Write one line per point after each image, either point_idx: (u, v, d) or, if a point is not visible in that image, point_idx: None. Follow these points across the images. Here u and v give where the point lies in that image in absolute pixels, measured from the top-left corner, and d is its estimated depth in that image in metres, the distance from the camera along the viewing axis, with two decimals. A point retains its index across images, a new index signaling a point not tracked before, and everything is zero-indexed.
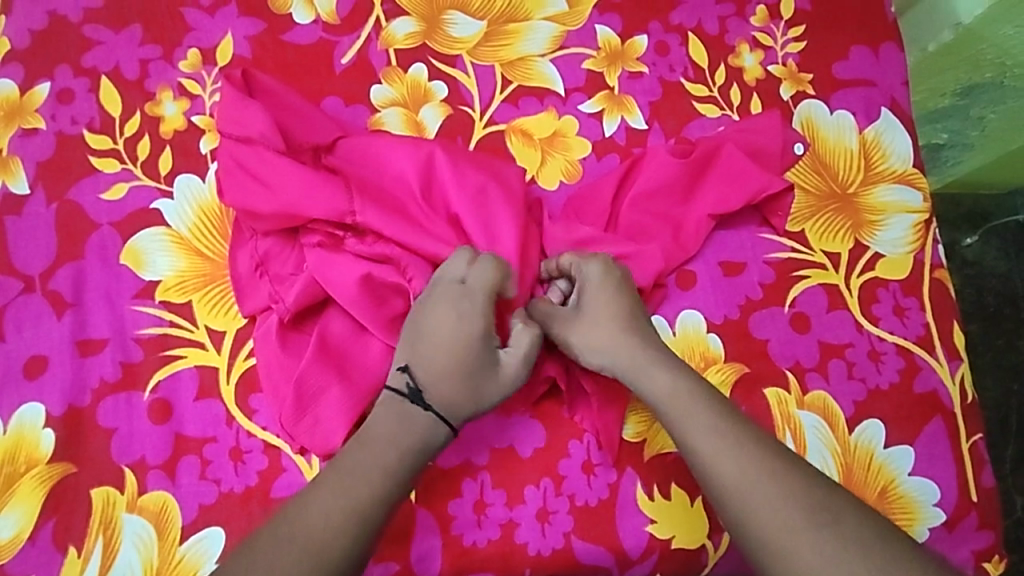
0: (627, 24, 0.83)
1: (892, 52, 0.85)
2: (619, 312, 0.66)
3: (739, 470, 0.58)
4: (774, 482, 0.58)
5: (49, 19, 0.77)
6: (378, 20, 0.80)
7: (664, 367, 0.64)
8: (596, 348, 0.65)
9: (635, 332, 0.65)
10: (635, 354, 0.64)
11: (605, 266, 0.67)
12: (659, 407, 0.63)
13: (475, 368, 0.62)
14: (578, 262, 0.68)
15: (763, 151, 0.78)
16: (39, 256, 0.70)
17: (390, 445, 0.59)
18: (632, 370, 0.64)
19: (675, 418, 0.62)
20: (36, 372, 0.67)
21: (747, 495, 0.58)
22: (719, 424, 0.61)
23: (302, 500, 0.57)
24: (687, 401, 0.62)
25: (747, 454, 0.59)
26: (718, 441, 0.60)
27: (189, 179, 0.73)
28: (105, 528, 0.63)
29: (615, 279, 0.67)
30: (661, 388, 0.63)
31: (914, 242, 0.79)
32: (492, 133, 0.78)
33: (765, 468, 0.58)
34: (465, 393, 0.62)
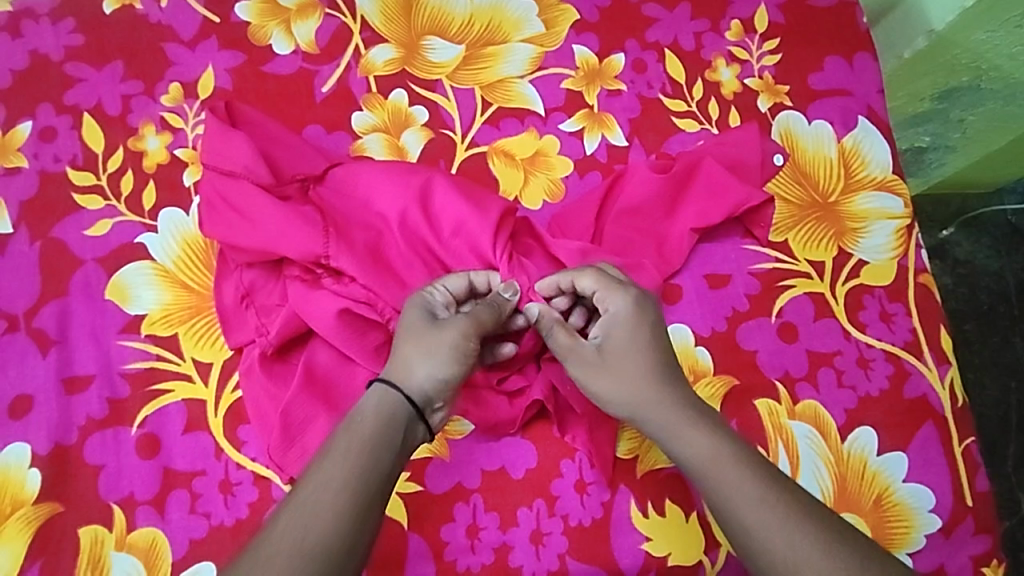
0: (604, 43, 0.84)
1: (866, 62, 0.87)
2: (647, 355, 0.62)
3: (792, 541, 0.54)
4: (822, 551, 0.54)
5: (30, 58, 0.78)
6: (358, 48, 0.81)
7: (701, 426, 0.60)
8: (624, 399, 0.61)
9: (670, 386, 0.61)
10: (670, 412, 0.60)
11: (635, 302, 0.63)
12: (695, 472, 0.59)
13: (410, 323, 0.62)
14: (605, 293, 0.63)
15: (742, 164, 0.79)
16: (23, 294, 0.70)
17: (364, 437, 0.56)
18: (667, 429, 0.60)
19: (715, 484, 0.58)
20: (22, 412, 0.66)
21: (799, 567, 0.54)
22: (766, 488, 0.56)
23: (286, 508, 0.54)
24: (727, 466, 0.58)
25: (792, 521, 0.55)
26: (767, 507, 0.56)
27: (174, 212, 0.73)
28: (93, 568, 0.63)
29: (647, 323, 0.63)
30: (702, 452, 0.58)
31: (897, 248, 0.80)
32: (474, 155, 0.79)
33: (821, 539, 0.54)
34: (407, 347, 0.61)
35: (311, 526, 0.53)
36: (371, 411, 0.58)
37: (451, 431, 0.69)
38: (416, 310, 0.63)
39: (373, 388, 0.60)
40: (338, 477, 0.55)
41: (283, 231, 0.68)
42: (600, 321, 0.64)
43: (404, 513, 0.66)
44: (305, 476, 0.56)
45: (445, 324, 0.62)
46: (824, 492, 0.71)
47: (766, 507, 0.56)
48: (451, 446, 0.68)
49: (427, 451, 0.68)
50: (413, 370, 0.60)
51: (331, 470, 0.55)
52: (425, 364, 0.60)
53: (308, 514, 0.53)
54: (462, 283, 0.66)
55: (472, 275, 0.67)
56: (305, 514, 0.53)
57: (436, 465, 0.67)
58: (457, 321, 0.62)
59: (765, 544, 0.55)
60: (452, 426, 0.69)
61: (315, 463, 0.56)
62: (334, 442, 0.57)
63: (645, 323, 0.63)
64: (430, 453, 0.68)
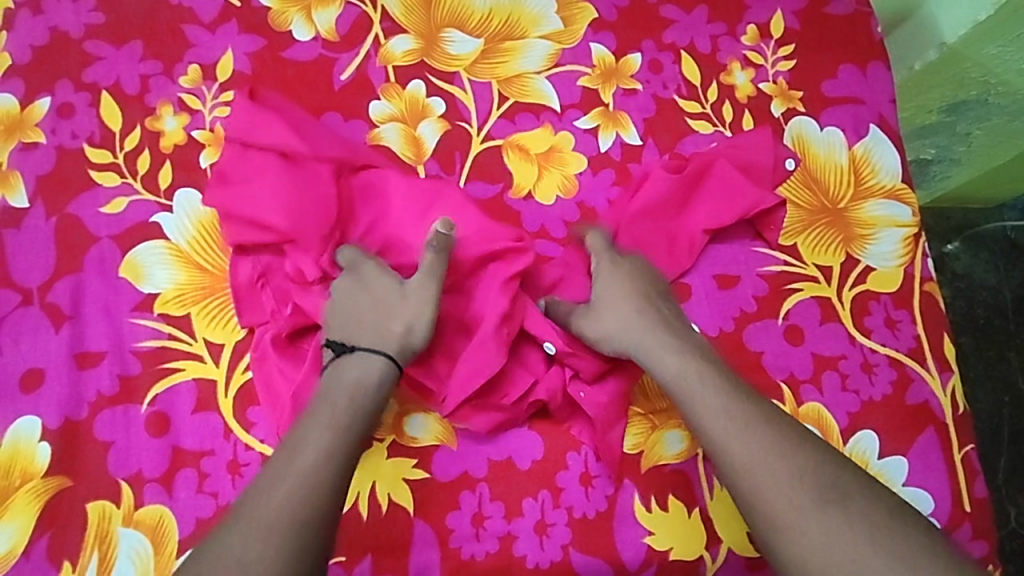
0: (621, 43, 0.85)
1: (879, 71, 0.88)
2: (630, 295, 0.69)
3: (748, 448, 0.58)
4: (779, 457, 0.58)
5: (51, 35, 0.78)
6: (377, 37, 0.81)
7: (672, 347, 0.65)
8: (608, 325, 0.68)
9: (648, 318, 0.67)
10: (651, 336, 0.66)
11: (616, 257, 0.72)
12: (667, 388, 0.64)
13: (381, 296, 0.66)
14: (593, 252, 0.73)
15: (755, 166, 0.80)
16: (38, 268, 0.70)
17: (335, 411, 0.60)
18: (647, 349, 0.66)
19: (683, 397, 0.63)
20: (33, 386, 0.67)
21: (754, 474, 0.57)
22: (730, 401, 0.61)
23: (264, 483, 0.56)
24: (696, 379, 0.62)
25: (751, 431, 0.59)
26: (727, 420, 0.60)
27: (189, 193, 0.73)
28: (100, 543, 0.63)
29: (630, 276, 0.71)
30: (671, 371, 0.64)
31: (903, 256, 0.80)
32: (489, 148, 0.79)
33: (777, 449, 0.58)
34: (387, 317, 0.65)
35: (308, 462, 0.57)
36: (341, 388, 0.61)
37: (459, 419, 0.69)
38: (385, 285, 0.67)
39: (358, 354, 0.63)
40: (319, 448, 0.58)
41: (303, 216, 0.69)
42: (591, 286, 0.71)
43: (409, 500, 0.66)
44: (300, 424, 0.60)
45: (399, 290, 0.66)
46: None
47: (725, 420, 0.60)
48: (458, 435, 0.69)
49: (435, 439, 0.68)
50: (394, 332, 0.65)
51: (314, 443, 0.58)
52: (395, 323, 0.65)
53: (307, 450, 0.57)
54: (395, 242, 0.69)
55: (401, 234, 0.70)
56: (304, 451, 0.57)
57: (443, 453, 0.68)
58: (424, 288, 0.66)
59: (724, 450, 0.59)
60: None
61: (288, 440, 0.59)
62: (310, 418, 0.59)
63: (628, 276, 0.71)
64: (437, 440, 0.68)
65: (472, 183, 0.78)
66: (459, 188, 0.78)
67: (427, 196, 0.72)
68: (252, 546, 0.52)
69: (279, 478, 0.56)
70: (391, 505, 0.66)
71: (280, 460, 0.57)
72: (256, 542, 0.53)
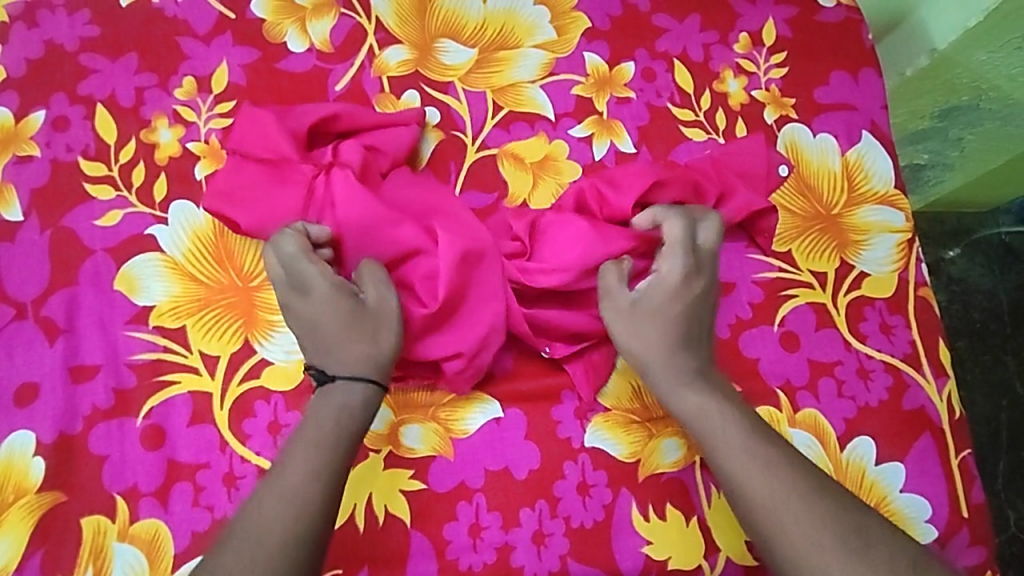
0: (615, 51, 0.86)
1: (871, 78, 0.88)
2: (669, 320, 0.66)
3: (768, 488, 0.59)
4: (797, 496, 0.59)
5: (45, 48, 0.78)
6: (371, 48, 0.82)
7: (692, 382, 0.65)
8: (639, 350, 0.66)
9: (674, 350, 0.66)
10: (675, 369, 0.65)
11: (686, 276, 0.68)
12: (687, 423, 0.65)
13: (345, 319, 0.63)
14: (668, 256, 0.69)
15: (749, 173, 0.80)
16: (32, 282, 0.70)
17: (321, 419, 0.60)
18: (673, 382, 0.65)
19: (706, 435, 0.63)
20: (28, 400, 0.66)
21: (779, 516, 0.58)
22: (754, 446, 0.61)
23: (260, 489, 0.57)
24: (714, 416, 0.63)
25: (770, 469, 0.60)
26: (752, 461, 0.60)
27: (184, 205, 0.73)
28: (95, 558, 0.63)
29: (689, 291, 0.67)
30: (690, 408, 0.64)
31: (898, 262, 0.81)
32: (484, 157, 0.79)
33: (797, 489, 0.59)
34: (353, 344, 0.63)
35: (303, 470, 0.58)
36: (328, 399, 0.61)
37: (455, 429, 0.69)
38: (341, 304, 0.64)
39: (337, 384, 0.62)
40: (316, 457, 0.58)
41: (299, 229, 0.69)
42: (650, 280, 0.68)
43: (407, 511, 0.66)
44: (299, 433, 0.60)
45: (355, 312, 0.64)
46: None
47: (751, 461, 0.60)
48: (455, 445, 0.68)
49: (431, 449, 0.68)
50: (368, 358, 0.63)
51: (306, 452, 0.59)
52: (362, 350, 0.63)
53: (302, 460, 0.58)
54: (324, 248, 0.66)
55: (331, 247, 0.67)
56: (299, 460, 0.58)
57: (439, 463, 0.68)
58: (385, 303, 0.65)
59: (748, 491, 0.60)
60: (457, 425, 0.69)
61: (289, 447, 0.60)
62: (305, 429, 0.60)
63: (687, 291, 0.67)
64: (433, 451, 0.68)
65: (467, 192, 0.78)
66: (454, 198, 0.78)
67: (423, 205, 0.73)
68: (254, 552, 0.54)
69: (280, 484, 0.57)
70: (388, 517, 0.66)
71: (276, 468, 0.58)
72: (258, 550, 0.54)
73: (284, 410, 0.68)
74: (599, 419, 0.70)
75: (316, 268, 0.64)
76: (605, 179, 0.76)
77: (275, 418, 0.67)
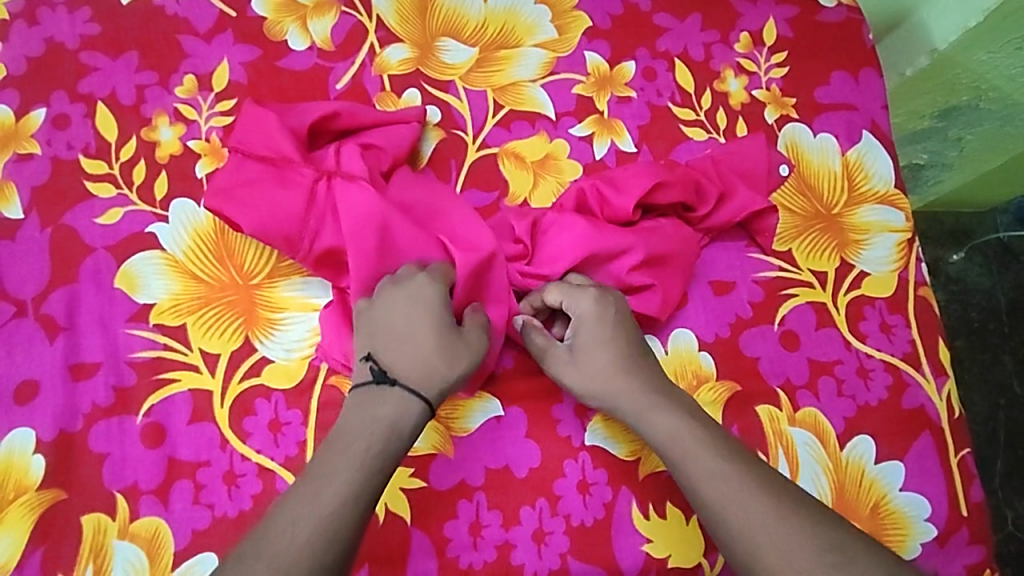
0: (615, 51, 0.86)
1: (871, 77, 0.88)
2: (612, 355, 0.67)
3: (746, 513, 0.58)
4: (780, 521, 0.58)
5: (46, 46, 0.78)
6: (373, 47, 0.82)
7: (660, 409, 0.65)
8: (591, 391, 0.67)
9: (628, 381, 0.66)
10: (634, 400, 0.65)
11: (599, 300, 0.68)
12: (656, 448, 0.64)
13: (437, 333, 0.65)
14: (569, 299, 0.69)
15: (749, 173, 0.80)
16: (32, 280, 0.70)
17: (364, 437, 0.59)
18: (633, 410, 0.65)
19: (676, 461, 0.62)
20: (28, 398, 0.66)
21: (757, 534, 0.58)
22: (728, 464, 0.61)
23: (293, 499, 0.57)
24: (689, 441, 0.62)
25: (751, 494, 0.59)
26: (725, 479, 0.60)
27: (184, 203, 0.73)
28: (95, 556, 0.63)
29: (611, 318, 0.68)
30: (662, 432, 0.64)
31: (897, 261, 0.81)
32: (484, 156, 0.80)
33: (778, 512, 0.58)
34: (432, 356, 0.64)
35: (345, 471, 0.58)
36: (379, 417, 0.60)
37: (456, 428, 0.69)
38: (440, 317, 0.66)
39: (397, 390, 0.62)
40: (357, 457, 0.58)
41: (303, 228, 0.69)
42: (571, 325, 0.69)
43: (407, 509, 0.66)
44: (332, 438, 0.60)
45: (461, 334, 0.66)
46: (823, 500, 0.72)
47: (725, 479, 0.60)
48: (456, 444, 0.68)
49: (432, 447, 0.68)
50: (437, 376, 0.63)
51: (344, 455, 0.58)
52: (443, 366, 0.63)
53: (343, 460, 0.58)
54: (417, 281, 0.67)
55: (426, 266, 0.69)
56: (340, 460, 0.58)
57: (440, 462, 0.68)
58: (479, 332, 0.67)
59: (725, 511, 0.59)
60: (457, 423, 0.69)
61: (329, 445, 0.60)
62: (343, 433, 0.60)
63: (608, 318, 0.68)
64: (434, 449, 0.68)
65: (468, 191, 0.78)
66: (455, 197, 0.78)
67: (424, 204, 0.73)
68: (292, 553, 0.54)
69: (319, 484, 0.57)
70: (388, 515, 0.66)
71: (311, 478, 0.57)
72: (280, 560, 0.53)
73: (285, 408, 0.68)
74: (599, 418, 0.71)
75: (432, 281, 0.67)
76: (606, 179, 0.76)
77: (276, 416, 0.67)
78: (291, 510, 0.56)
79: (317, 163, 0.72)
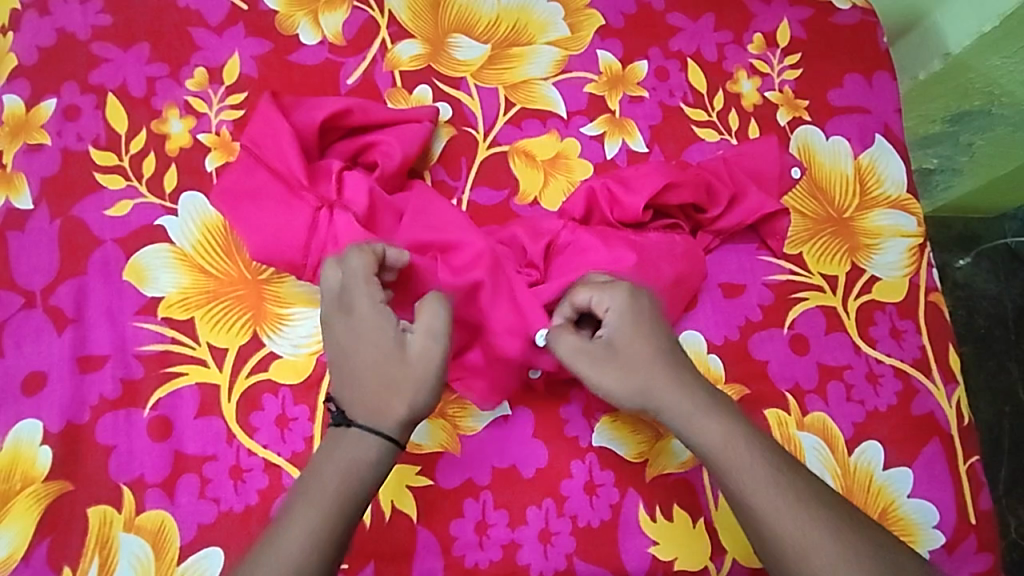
0: (628, 50, 0.85)
1: (885, 80, 0.88)
2: (654, 351, 0.63)
3: (803, 526, 0.57)
4: (832, 535, 0.57)
5: (57, 36, 0.78)
6: (384, 42, 0.81)
7: (711, 412, 0.61)
8: (630, 390, 0.62)
9: (676, 375, 0.62)
10: (680, 399, 0.61)
11: (634, 292, 0.64)
12: (709, 453, 0.60)
13: (373, 354, 0.58)
14: (600, 295, 0.64)
15: (761, 175, 0.80)
16: (41, 271, 0.70)
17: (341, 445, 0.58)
18: (683, 414, 0.61)
19: (732, 470, 0.59)
20: (36, 388, 0.66)
21: (808, 549, 0.56)
22: (778, 480, 0.59)
23: (292, 500, 0.56)
24: (742, 450, 0.59)
25: (806, 509, 0.58)
26: (769, 499, 0.58)
27: (194, 196, 0.73)
28: (101, 548, 0.62)
29: (648, 312, 0.64)
30: (716, 439, 0.60)
31: (909, 266, 0.80)
32: (496, 154, 0.79)
33: (830, 527, 0.57)
34: (371, 381, 0.58)
35: (329, 486, 0.55)
36: (360, 430, 0.57)
37: (463, 426, 0.69)
38: (375, 342, 0.58)
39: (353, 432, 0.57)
40: (339, 474, 0.56)
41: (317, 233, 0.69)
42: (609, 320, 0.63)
43: (413, 507, 0.66)
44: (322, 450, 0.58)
45: (408, 352, 0.58)
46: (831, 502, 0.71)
47: (776, 497, 0.58)
48: (463, 442, 0.68)
49: (438, 446, 0.68)
50: (392, 410, 0.57)
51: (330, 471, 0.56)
52: (387, 402, 0.57)
53: (326, 477, 0.56)
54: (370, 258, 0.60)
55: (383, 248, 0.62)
56: (324, 477, 0.56)
57: (447, 460, 0.68)
58: (424, 343, 0.58)
59: (775, 532, 0.57)
60: (464, 422, 0.69)
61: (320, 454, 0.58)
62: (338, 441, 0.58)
63: (646, 313, 0.64)
64: (441, 448, 0.68)
65: (477, 189, 0.78)
66: (465, 194, 0.78)
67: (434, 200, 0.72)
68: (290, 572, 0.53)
69: (303, 499, 0.55)
70: (395, 512, 0.66)
71: (308, 479, 0.57)
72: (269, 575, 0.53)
73: (292, 404, 0.68)
74: (607, 419, 0.70)
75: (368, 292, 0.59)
76: (617, 179, 0.75)
77: (283, 411, 0.67)
78: (284, 535, 0.54)
79: (321, 190, 0.71)
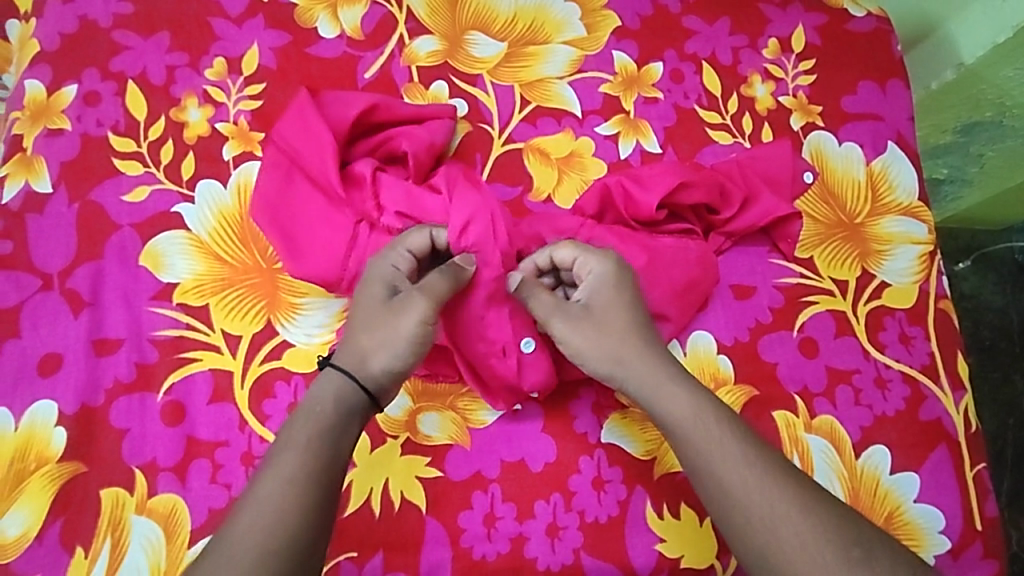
0: (643, 51, 0.86)
1: (898, 89, 0.88)
2: (629, 318, 0.64)
3: (768, 499, 0.57)
4: (800, 510, 0.56)
5: (79, 23, 0.78)
6: (402, 37, 0.82)
7: (679, 384, 0.62)
8: (602, 356, 0.63)
9: (646, 346, 0.64)
10: (646, 369, 0.63)
11: (619, 263, 0.66)
12: (674, 425, 0.61)
13: (368, 308, 0.62)
14: (583, 259, 0.66)
15: (774, 178, 0.80)
16: (58, 254, 0.70)
17: (320, 426, 0.57)
18: (651, 384, 0.62)
19: (696, 443, 0.60)
20: (51, 370, 0.67)
21: (775, 524, 0.56)
22: (743, 455, 0.59)
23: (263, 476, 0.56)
24: (706, 425, 0.60)
25: (771, 484, 0.58)
26: (750, 478, 0.58)
27: (210, 184, 0.74)
28: (113, 530, 0.63)
29: (628, 284, 0.65)
30: (680, 412, 0.61)
31: (919, 273, 0.81)
32: (510, 151, 0.80)
33: (797, 502, 0.57)
34: (362, 316, 0.62)
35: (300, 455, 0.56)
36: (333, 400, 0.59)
37: (473, 419, 0.69)
38: (372, 293, 0.63)
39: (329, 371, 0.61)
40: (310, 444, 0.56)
41: (339, 232, 0.70)
42: (588, 282, 0.65)
43: (422, 498, 0.66)
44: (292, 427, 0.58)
45: (397, 308, 0.61)
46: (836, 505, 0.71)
47: (742, 471, 0.58)
48: (472, 434, 0.69)
49: (448, 438, 0.68)
50: (370, 355, 0.60)
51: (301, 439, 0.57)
52: (365, 342, 0.61)
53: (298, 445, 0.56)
54: (424, 240, 0.66)
55: (433, 231, 0.67)
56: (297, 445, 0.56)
57: (456, 452, 0.68)
58: (414, 303, 0.61)
59: (740, 505, 0.58)
60: (474, 415, 0.69)
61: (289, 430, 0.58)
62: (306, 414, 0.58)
63: (626, 284, 0.65)
64: (451, 440, 0.68)
65: (491, 185, 0.78)
66: None
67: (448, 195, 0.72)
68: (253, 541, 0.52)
69: (273, 470, 0.55)
70: (404, 503, 0.66)
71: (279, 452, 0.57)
72: (247, 545, 0.52)
73: (304, 392, 0.68)
74: (616, 416, 0.71)
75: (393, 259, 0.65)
76: (632, 177, 0.76)
77: (295, 399, 0.68)
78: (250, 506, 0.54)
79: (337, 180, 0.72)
